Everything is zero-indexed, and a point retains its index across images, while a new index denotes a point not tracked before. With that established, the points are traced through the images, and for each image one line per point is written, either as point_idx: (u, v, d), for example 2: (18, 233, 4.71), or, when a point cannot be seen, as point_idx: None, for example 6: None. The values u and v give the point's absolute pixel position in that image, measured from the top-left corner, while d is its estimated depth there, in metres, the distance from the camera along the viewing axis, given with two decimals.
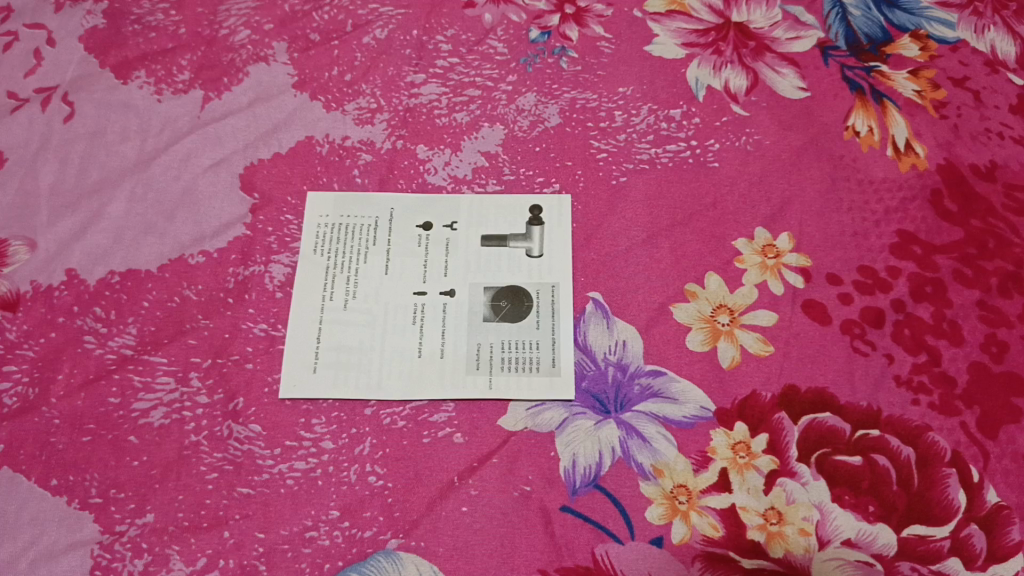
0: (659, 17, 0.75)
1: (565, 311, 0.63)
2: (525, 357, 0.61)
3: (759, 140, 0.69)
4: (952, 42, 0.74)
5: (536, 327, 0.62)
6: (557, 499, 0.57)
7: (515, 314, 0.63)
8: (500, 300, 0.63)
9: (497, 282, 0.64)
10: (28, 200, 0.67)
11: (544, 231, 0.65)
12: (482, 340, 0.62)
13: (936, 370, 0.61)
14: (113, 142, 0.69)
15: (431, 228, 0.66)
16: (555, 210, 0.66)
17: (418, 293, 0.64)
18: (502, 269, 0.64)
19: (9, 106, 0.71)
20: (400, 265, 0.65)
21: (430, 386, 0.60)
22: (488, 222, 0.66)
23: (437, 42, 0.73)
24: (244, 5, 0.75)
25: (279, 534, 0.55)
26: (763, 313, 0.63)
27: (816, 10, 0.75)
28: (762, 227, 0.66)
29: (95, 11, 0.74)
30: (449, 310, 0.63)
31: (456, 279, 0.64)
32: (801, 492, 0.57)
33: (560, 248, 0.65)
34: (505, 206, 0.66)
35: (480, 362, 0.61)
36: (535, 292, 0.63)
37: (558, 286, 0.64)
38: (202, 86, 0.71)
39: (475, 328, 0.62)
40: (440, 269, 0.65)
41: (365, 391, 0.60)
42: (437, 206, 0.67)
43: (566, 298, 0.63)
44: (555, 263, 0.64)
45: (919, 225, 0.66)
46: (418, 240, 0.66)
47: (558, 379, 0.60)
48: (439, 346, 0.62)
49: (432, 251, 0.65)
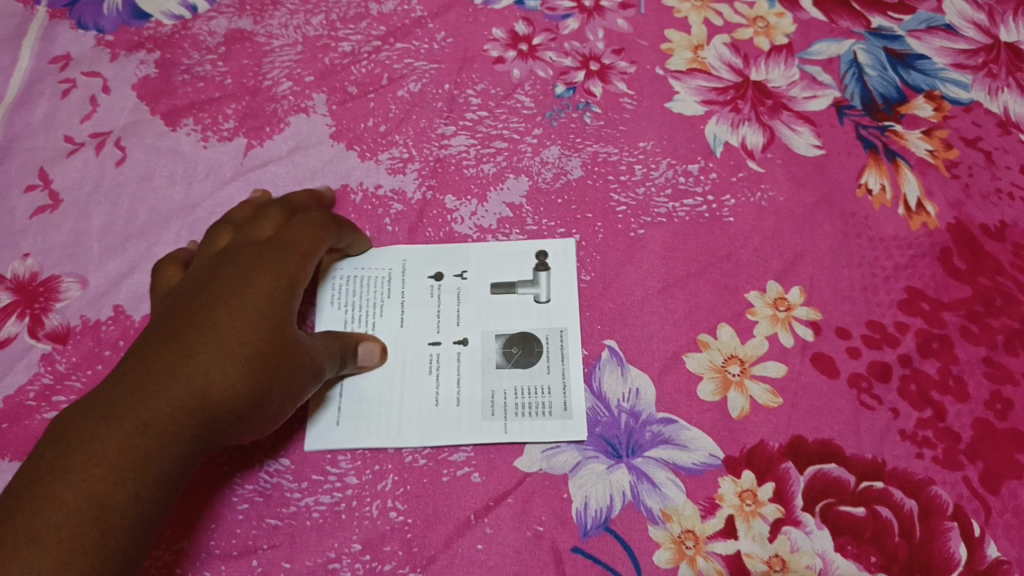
0: (680, 75, 0.78)
1: (575, 357, 0.66)
2: (536, 402, 0.64)
3: (773, 196, 0.72)
4: (965, 103, 0.76)
5: (547, 372, 0.65)
6: (569, 539, 0.59)
7: (527, 359, 0.66)
8: (511, 347, 0.67)
9: (509, 330, 0.67)
10: (80, 240, 0.71)
11: (550, 276, 0.69)
12: (497, 387, 0.65)
13: (941, 425, 0.63)
14: (162, 186, 0.74)
15: (442, 278, 0.70)
16: (561, 254, 0.70)
17: (432, 343, 0.67)
18: (512, 317, 0.68)
19: (66, 149, 0.75)
20: (414, 316, 0.68)
21: (449, 431, 0.63)
22: (497, 272, 0.69)
23: (468, 96, 0.77)
24: (287, 58, 0.79)
25: (304, 565, 0.59)
26: (773, 365, 0.65)
27: (833, 70, 0.78)
28: (774, 281, 0.68)
29: (148, 61, 0.79)
30: (462, 358, 0.66)
31: (468, 328, 0.68)
32: (804, 540, 0.59)
33: (566, 291, 0.68)
34: (515, 254, 0.70)
35: (495, 409, 0.64)
36: (545, 337, 0.66)
37: (567, 330, 0.67)
38: (246, 134, 0.76)
39: (489, 375, 0.66)
40: (452, 319, 0.68)
41: (387, 440, 0.63)
42: (448, 257, 0.70)
43: (575, 341, 0.66)
44: (562, 307, 0.68)
45: (927, 281, 0.68)
46: (431, 290, 0.69)
47: (571, 421, 0.63)
48: (456, 394, 0.65)
49: (444, 301, 0.69)
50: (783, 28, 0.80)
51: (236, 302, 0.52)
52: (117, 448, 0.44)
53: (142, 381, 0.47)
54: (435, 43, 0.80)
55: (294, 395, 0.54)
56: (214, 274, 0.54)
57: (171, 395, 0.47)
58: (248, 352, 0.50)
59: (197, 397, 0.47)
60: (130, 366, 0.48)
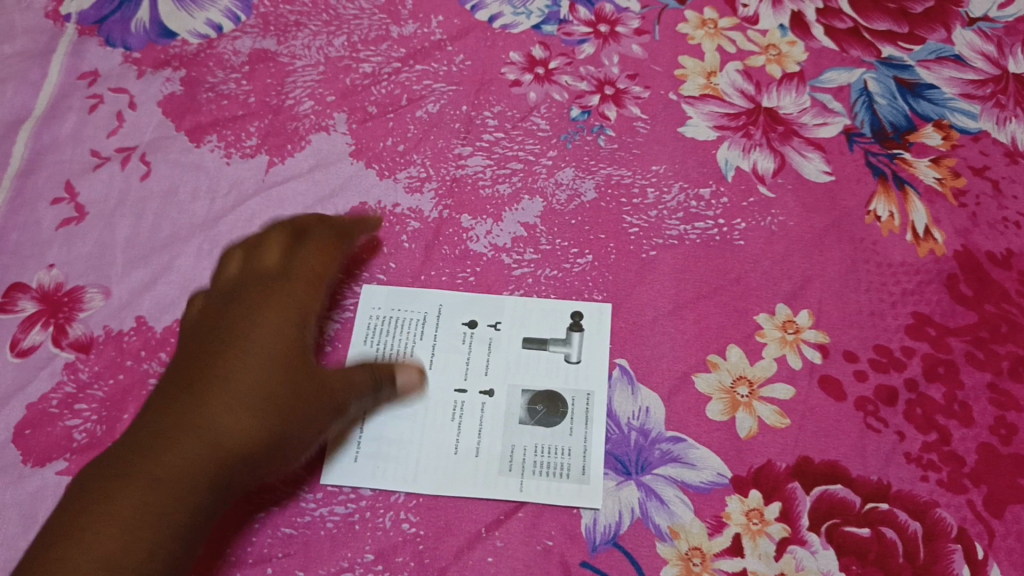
0: (693, 100, 0.79)
1: (598, 421, 0.65)
2: (556, 462, 0.64)
3: (783, 220, 0.73)
4: (973, 133, 0.78)
5: (568, 433, 0.65)
6: (578, 554, 0.60)
7: (550, 419, 0.66)
8: (536, 404, 0.66)
9: (535, 385, 0.67)
10: (104, 252, 0.73)
11: (583, 337, 0.68)
12: (517, 442, 0.65)
13: (945, 448, 0.64)
14: (185, 201, 0.76)
15: (476, 326, 0.69)
16: (595, 317, 0.69)
17: (459, 390, 0.67)
18: (541, 373, 0.67)
19: (92, 163, 0.77)
20: (444, 361, 0.68)
21: (464, 484, 0.63)
22: (531, 324, 0.69)
23: (485, 118, 0.79)
24: (309, 78, 0.81)
25: (318, 573, 0.60)
26: (781, 386, 0.66)
27: (844, 98, 0.79)
28: (783, 303, 0.69)
29: (173, 78, 0.81)
30: (486, 409, 0.66)
31: (495, 378, 0.67)
32: (810, 559, 0.60)
33: (600, 357, 0.68)
34: (550, 309, 0.70)
35: (513, 464, 0.64)
36: (571, 399, 0.66)
37: (593, 394, 0.66)
38: (269, 151, 0.77)
39: (511, 429, 0.65)
40: (481, 367, 0.68)
41: (398, 484, 0.63)
42: (485, 305, 0.70)
43: (601, 406, 0.66)
44: (593, 372, 0.67)
45: (934, 307, 0.69)
46: (464, 338, 0.69)
47: (587, 486, 0.63)
48: (476, 445, 0.64)
49: (476, 349, 0.68)
50: (795, 56, 0.82)
51: (246, 358, 0.57)
52: (136, 508, 0.50)
53: (156, 442, 0.53)
54: (453, 66, 0.82)
55: (312, 434, 0.59)
56: (226, 322, 0.60)
57: (189, 454, 0.53)
58: (259, 408, 0.55)
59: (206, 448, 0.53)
60: (145, 429, 0.54)
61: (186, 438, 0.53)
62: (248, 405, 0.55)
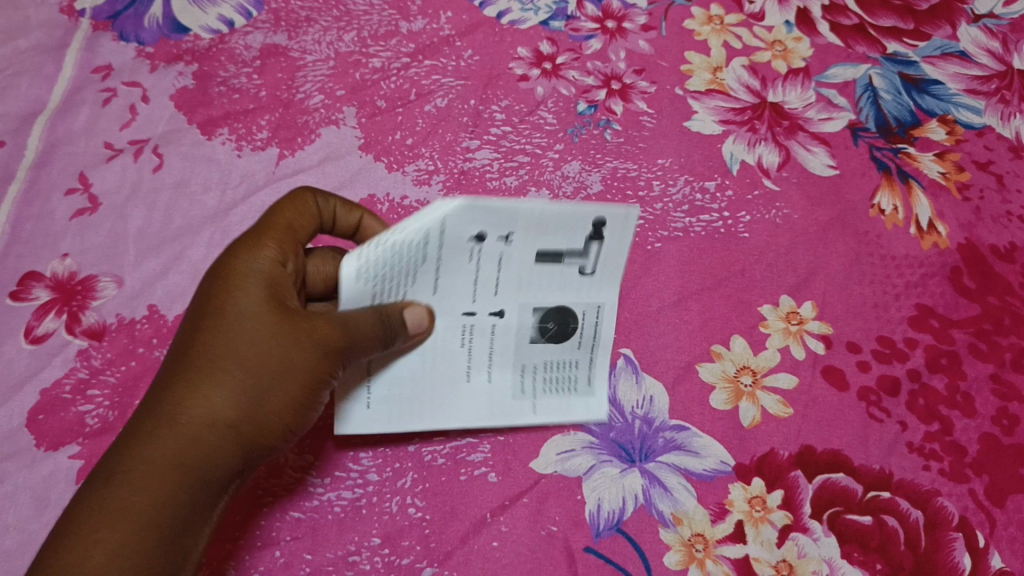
0: (699, 96, 0.80)
1: (608, 332, 0.63)
2: (564, 377, 0.64)
3: (788, 214, 0.74)
4: (978, 127, 0.78)
5: (577, 348, 0.64)
6: (581, 539, 0.61)
7: (562, 335, 0.63)
8: (547, 322, 0.62)
9: (546, 301, 0.61)
10: (117, 242, 0.74)
11: (601, 247, 0.60)
12: (528, 363, 0.63)
13: (948, 439, 0.64)
14: (197, 192, 0.77)
15: (484, 241, 0.57)
16: (619, 225, 0.58)
17: (468, 314, 0.60)
18: (553, 288, 0.61)
19: (105, 155, 0.78)
20: (448, 283, 0.58)
21: (481, 415, 0.62)
22: (547, 238, 0.58)
23: (492, 112, 0.80)
24: (319, 72, 0.82)
25: (325, 557, 0.60)
26: (784, 376, 0.67)
27: (849, 93, 0.80)
28: (787, 295, 0.70)
29: (186, 72, 0.82)
30: (497, 332, 0.61)
31: (505, 297, 0.60)
32: (812, 546, 0.61)
33: (613, 265, 0.61)
34: (568, 217, 0.57)
35: (525, 388, 0.63)
36: (582, 312, 0.62)
37: (603, 306, 0.63)
38: (279, 144, 0.78)
39: (522, 350, 0.63)
40: (490, 286, 0.59)
41: (440, 421, 0.62)
42: (498, 215, 0.56)
43: (610, 318, 0.63)
44: (605, 272, 0.61)
45: (937, 299, 0.70)
46: (470, 252, 0.57)
47: (594, 398, 0.65)
48: (489, 372, 0.63)
49: (485, 267, 0.58)
50: (800, 51, 0.82)
51: (216, 364, 0.50)
52: (129, 525, 0.47)
53: (112, 486, 0.48)
54: (462, 61, 0.83)
55: (308, 410, 0.54)
56: (201, 325, 0.52)
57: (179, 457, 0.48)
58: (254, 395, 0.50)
59: (182, 478, 0.48)
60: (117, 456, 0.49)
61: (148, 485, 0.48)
62: (222, 413, 0.50)
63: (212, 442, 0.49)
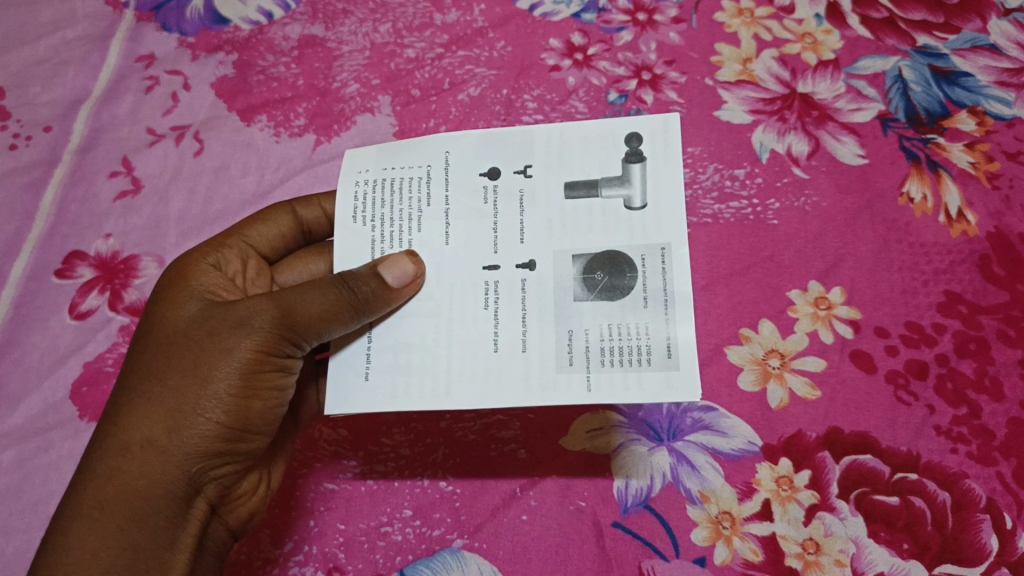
0: (729, 86, 0.80)
1: (679, 278, 0.52)
2: (632, 347, 0.52)
3: (817, 201, 0.74)
4: (1008, 119, 0.77)
5: (643, 306, 0.52)
6: (610, 515, 0.63)
7: (613, 289, 0.53)
8: (594, 272, 0.54)
9: (591, 248, 0.54)
10: (159, 223, 0.77)
11: (645, 170, 0.54)
12: (575, 327, 0.53)
13: (976, 423, 0.65)
14: (236, 176, 0.79)
15: (499, 177, 0.57)
16: (657, 138, 0.55)
17: (490, 267, 0.56)
18: (597, 230, 0.54)
19: (148, 140, 0.81)
20: (464, 231, 0.57)
21: (514, 390, 0.53)
22: (573, 166, 0.56)
23: (525, 101, 0.81)
24: (355, 62, 0.84)
25: (358, 527, 0.64)
26: (813, 360, 0.67)
27: (878, 85, 0.79)
28: (815, 281, 0.71)
29: (226, 61, 0.84)
30: (529, 287, 0.55)
31: (535, 246, 0.55)
32: (838, 526, 0.62)
33: (667, 191, 0.54)
34: (596, 139, 0.56)
35: (574, 357, 0.52)
36: (641, 256, 0.53)
37: (669, 247, 0.53)
38: (315, 131, 0.81)
39: (564, 310, 0.53)
40: (515, 235, 0.56)
41: (466, 404, 0.53)
42: (510, 148, 0.58)
43: (681, 260, 0.52)
44: (663, 216, 0.53)
45: (966, 286, 0.70)
46: (485, 193, 0.57)
47: (677, 373, 0.51)
48: (521, 337, 0.54)
49: (504, 209, 0.57)
50: (830, 44, 0.82)
51: (137, 389, 0.53)
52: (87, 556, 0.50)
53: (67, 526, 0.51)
54: (494, 51, 0.84)
55: (250, 415, 0.55)
56: (136, 356, 0.55)
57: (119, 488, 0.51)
58: (180, 412, 0.53)
59: (113, 510, 0.51)
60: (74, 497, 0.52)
61: (85, 527, 0.50)
62: (146, 434, 0.52)
63: (137, 464, 0.52)
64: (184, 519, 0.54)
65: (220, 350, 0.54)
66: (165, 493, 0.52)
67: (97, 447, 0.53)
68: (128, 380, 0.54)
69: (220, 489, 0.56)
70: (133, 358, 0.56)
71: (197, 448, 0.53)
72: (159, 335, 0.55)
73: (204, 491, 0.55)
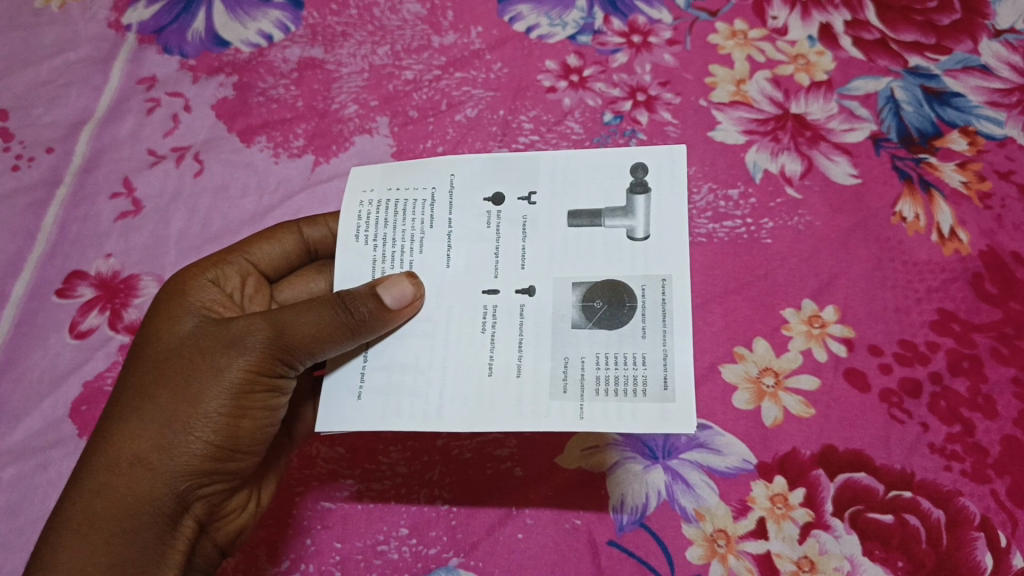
0: (723, 107, 0.81)
1: (678, 310, 0.52)
2: (628, 376, 0.52)
3: (810, 221, 0.75)
4: (999, 138, 0.78)
5: (642, 337, 0.52)
6: (605, 533, 0.63)
7: (612, 318, 0.53)
8: (594, 300, 0.54)
9: (591, 276, 0.55)
10: (159, 243, 0.78)
11: (649, 201, 0.55)
12: (572, 354, 0.53)
13: (969, 440, 0.65)
14: (235, 197, 0.80)
15: (503, 203, 0.58)
16: (663, 168, 0.55)
17: (489, 291, 0.56)
18: (598, 257, 0.55)
19: (149, 161, 0.82)
20: (466, 255, 0.57)
21: (505, 415, 0.52)
22: (577, 193, 0.57)
23: (521, 122, 0.82)
24: (353, 83, 0.85)
25: (354, 545, 0.64)
26: (807, 378, 0.68)
27: (871, 105, 0.80)
28: (809, 299, 0.71)
29: (226, 83, 0.85)
30: (527, 312, 0.55)
31: (535, 273, 0.56)
32: (833, 543, 0.62)
33: (671, 223, 0.54)
34: (600, 168, 0.57)
35: (568, 385, 0.53)
36: (641, 287, 0.54)
37: (670, 279, 0.53)
38: (314, 151, 0.81)
39: (562, 337, 0.54)
40: (516, 261, 0.57)
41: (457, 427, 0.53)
42: (514, 175, 0.59)
43: (681, 293, 0.53)
44: (665, 248, 0.54)
45: (959, 304, 0.70)
46: (488, 218, 0.58)
47: (672, 405, 0.50)
48: (516, 364, 0.54)
49: (506, 233, 0.57)
50: (823, 65, 0.83)
51: (130, 406, 0.54)
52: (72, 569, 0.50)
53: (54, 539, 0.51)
54: (491, 73, 0.85)
55: (240, 434, 0.55)
56: (131, 370, 0.56)
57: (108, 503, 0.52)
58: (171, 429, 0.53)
59: (101, 526, 0.51)
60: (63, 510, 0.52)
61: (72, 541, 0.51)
62: (137, 450, 0.53)
63: (126, 481, 0.52)
64: (170, 535, 0.54)
65: (212, 368, 0.54)
66: (152, 509, 0.53)
67: (87, 461, 0.53)
68: (122, 395, 0.55)
69: (208, 507, 0.56)
70: (127, 372, 0.56)
71: (185, 467, 0.53)
72: (154, 351, 0.56)
73: (192, 508, 0.55)
